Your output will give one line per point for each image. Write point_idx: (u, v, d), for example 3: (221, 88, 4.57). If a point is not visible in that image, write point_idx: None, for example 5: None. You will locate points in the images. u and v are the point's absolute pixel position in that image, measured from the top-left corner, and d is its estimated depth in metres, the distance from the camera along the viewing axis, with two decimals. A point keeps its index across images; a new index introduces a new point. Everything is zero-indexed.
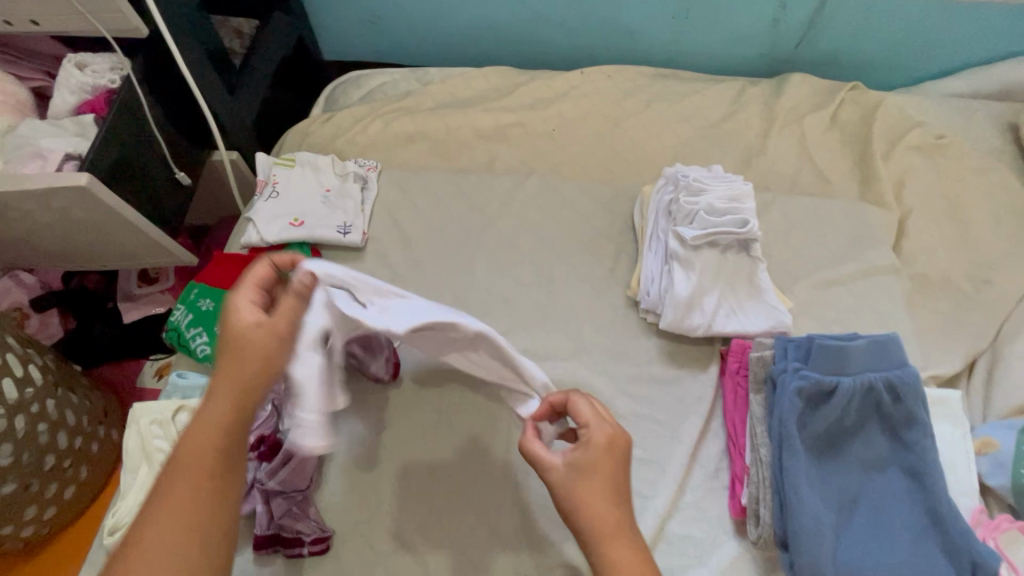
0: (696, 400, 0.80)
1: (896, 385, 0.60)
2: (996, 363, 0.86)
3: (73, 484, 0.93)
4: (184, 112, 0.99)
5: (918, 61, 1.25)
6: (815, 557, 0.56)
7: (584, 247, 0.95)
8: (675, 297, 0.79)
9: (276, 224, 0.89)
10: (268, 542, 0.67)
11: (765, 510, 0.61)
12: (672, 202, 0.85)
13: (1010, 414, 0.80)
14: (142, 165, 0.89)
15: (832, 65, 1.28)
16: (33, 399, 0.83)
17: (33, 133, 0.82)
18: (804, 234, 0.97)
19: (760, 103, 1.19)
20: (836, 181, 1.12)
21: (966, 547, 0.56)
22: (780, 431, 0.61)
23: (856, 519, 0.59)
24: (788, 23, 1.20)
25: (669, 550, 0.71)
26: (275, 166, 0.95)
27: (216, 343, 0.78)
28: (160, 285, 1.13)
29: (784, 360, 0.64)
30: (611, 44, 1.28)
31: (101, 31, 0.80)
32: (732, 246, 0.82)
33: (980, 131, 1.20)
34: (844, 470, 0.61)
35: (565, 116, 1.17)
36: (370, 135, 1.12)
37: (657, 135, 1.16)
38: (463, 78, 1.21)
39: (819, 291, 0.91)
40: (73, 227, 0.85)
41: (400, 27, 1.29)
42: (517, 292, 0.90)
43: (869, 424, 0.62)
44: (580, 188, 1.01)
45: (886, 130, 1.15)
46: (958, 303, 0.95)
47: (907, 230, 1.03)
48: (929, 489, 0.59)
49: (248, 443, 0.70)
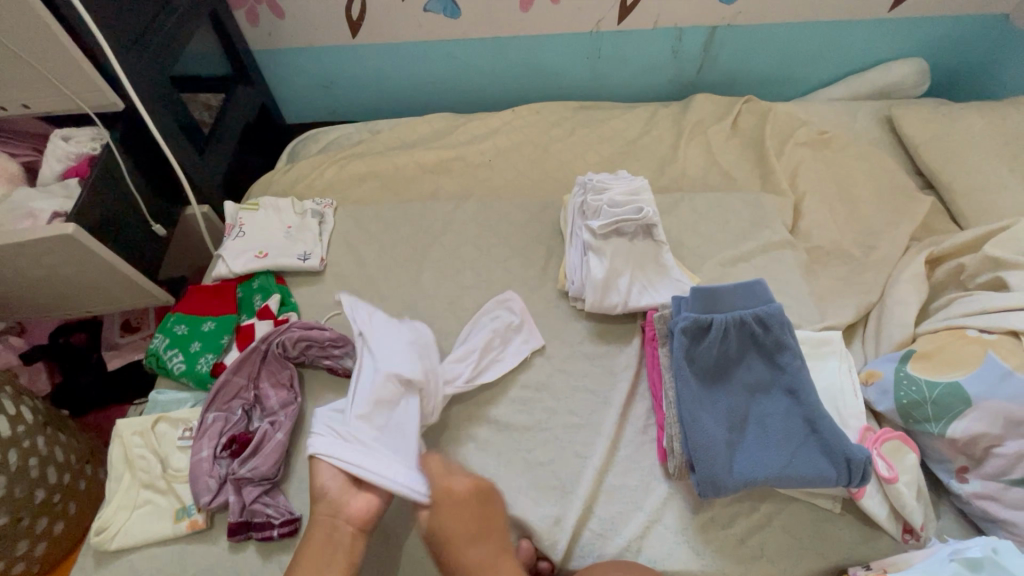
0: (623, 368, 0.90)
1: (764, 318, 0.74)
2: (882, 311, 0.98)
3: (62, 521, 0.98)
4: (157, 172, 1.12)
5: (802, 74, 1.44)
6: (713, 469, 0.67)
7: (518, 253, 1.07)
8: (594, 280, 0.90)
9: (242, 257, 1.00)
10: (241, 529, 0.74)
11: (675, 441, 0.72)
12: (584, 202, 0.99)
13: (894, 350, 0.92)
14: (122, 219, 1.00)
15: (730, 84, 1.46)
16: (25, 436, 0.90)
17: (25, 199, 0.94)
18: (710, 223, 1.11)
19: (670, 120, 1.36)
20: (739, 178, 1.27)
21: (840, 446, 0.67)
22: (676, 369, 0.74)
23: (748, 436, 0.71)
24: (685, 54, 1.38)
25: (608, 500, 0.79)
26: (241, 211, 1.07)
27: (190, 360, 0.88)
28: (142, 332, 1.23)
29: (676, 311, 0.77)
30: (538, 84, 1.46)
31: (82, 107, 0.95)
32: (637, 233, 0.96)
33: (860, 125, 1.38)
34: (733, 396, 0.73)
35: (499, 147, 1.33)
36: (327, 179, 1.26)
37: (581, 156, 1.32)
38: (407, 124, 1.37)
39: (725, 267, 1.04)
40: (60, 277, 0.96)
41: (350, 88, 1.47)
42: (461, 295, 1.01)
43: (749, 355, 0.75)
44: (511, 204, 1.14)
45: (779, 131, 1.31)
46: (851, 267, 1.09)
47: (801, 212, 1.18)
48: (804, 403, 0.71)
49: (221, 443, 0.80)
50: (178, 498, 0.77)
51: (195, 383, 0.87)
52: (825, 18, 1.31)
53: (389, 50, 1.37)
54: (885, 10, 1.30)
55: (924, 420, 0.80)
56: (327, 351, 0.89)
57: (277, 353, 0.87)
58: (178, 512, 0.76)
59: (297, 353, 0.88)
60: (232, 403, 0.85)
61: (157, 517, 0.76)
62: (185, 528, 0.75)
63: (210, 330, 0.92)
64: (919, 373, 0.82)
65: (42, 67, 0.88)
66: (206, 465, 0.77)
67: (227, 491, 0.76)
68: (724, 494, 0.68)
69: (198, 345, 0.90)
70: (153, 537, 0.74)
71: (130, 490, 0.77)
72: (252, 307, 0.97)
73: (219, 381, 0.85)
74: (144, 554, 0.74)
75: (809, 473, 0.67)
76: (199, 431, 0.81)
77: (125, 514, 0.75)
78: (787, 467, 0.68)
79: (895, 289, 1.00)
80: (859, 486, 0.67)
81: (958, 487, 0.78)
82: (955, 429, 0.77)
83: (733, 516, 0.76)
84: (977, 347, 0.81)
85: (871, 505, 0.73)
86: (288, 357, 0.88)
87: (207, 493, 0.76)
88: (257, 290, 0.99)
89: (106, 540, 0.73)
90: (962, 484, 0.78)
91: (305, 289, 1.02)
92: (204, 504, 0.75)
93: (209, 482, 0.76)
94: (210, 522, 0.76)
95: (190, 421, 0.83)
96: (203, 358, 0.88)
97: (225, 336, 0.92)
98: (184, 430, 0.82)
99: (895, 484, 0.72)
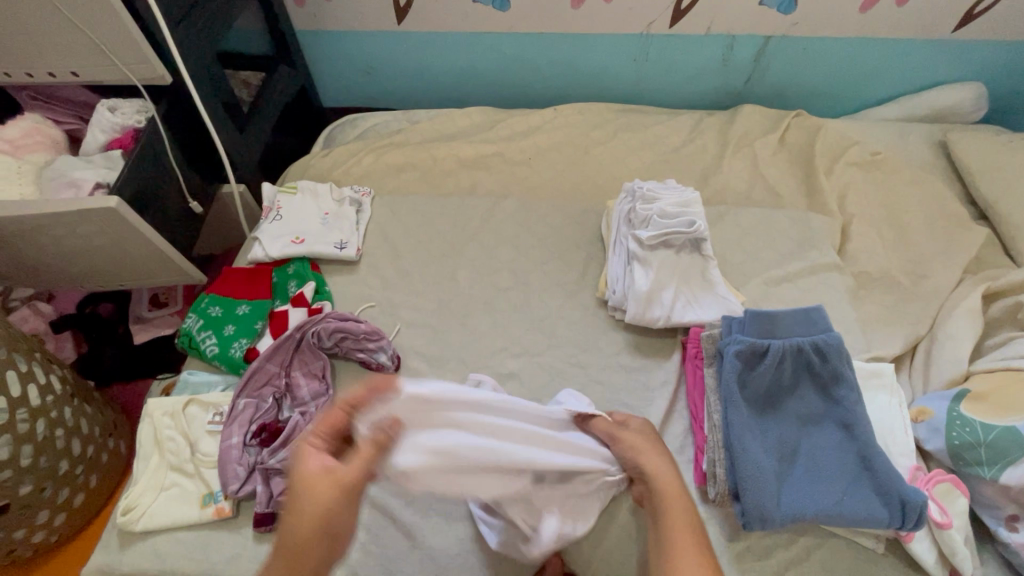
0: (662, 384, 0.87)
1: (822, 347, 0.72)
2: (932, 346, 0.95)
3: (82, 492, 0.98)
4: (198, 150, 1.10)
5: (855, 92, 1.39)
6: (759, 500, 0.66)
7: (557, 257, 1.04)
8: (637, 292, 0.88)
9: (278, 242, 0.99)
10: (266, 520, 0.73)
11: (719, 466, 0.71)
12: (630, 211, 0.96)
13: (944, 387, 0.89)
14: (161, 194, 0.99)
15: (780, 97, 1.42)
16: (53, 406, 0.90)
17: (68, 167, 0.93)
18: (754, 239, 1.08)
19: (716, 129, 1.32)
20: (786, 195, 1.23)
21: (894, 486, 0.65)
22: (725, 395, 0.73)
23: (797, 468, 0.69)
24: (736, 63, 1.34)
25: (640, 519, 0.76)
26: (279, 195, 1.06)
27: (223, 344, 0.87)
28: (169, 308, 1.22)
29: (727, 334, 0.76)
30: (581, 84, 1.42)
31: (131, 77, 0.93)
32: (684, 246, 0.93)
33: (913, 148, 1.33)
34: (783, 426, 0.72)
35: (539, 146, 1.30)
36: (364, 167, 1.24)
37: (623, 161, 1.29)
38: (447, 117, 1.35)
39: (769, 287, 1.01)
40: (96, 249, 0.95)
41: (390, 76, 1.44)
42: (496, 296, 0.99)
43: (802, 384, 0.73)
44: (550, 206, 1.11)
45: (831, 149, 1.26)
46: (898, 295, 1.05)
47: (849, 235, 1.14)
48: (857, 438, 0.69)
49: (252, 430, 0.79)
50: (205, 483, 0.76)
51: (227, 368, 0.86)
52: (886, 35, 1.26)
53: (433, 39, 1.35)
54: (949, 31, 1.25)
55: (975, 464, 0.76)
56: (362, 344, 0.88)
57: (311, 343, 0.86)
58: (205, 497, 0.75)
59: (332, 345, 0.87)
60: (263, 391, 0.84)
61: (184, 501, 0.75)
62: (210, 515, 0.74)
63: (244, 314, 0.92)
64: (973, 415, 0.79)
65: (93, 35, 0.87)
66: (235, 453, 0.77)
67: (254, 480, 0.75)
68: (769, 526, 0.66)
69: (231, 328, 0.89)
70: (178, 521, 0.73)
71: (158, 471, 0.77)
72: (286, 294, 0.96)
73: (253, 367, 0.84)
74: (169, 537, 0.73)
75: (859, 511, 0.65)
76: (229, 417, 0.80)
77: (151, 496, 0.75)
78: (835, 504, 0.66)
79: (946, 323, 0.96)
80: (912, 530, 0.65)
81: (1006, 535, 0.74)
82: (1009, 475, 0.73)
83: (769, 547, 0.73)
84: None
85: (918, 549, 0.70)
86: (322, 348, 0.87)
87: (236, 480, 0.75)
88: (291, 277, 0.97)
89: (132, 521, 0.73)
90: (1010, 532, 0.74)
91: (339, 278, 1.01)
92: (232, 492, 0.74)
93: (237, 470, 0.75)
94: (236, 510, 0.75)
95: (220, 405, 0.82)
96: (237, 343, 0.88)
97: (259, 321, 0.91)
98: (213, 414, 0.81)
99: (948, 530, 0.69)
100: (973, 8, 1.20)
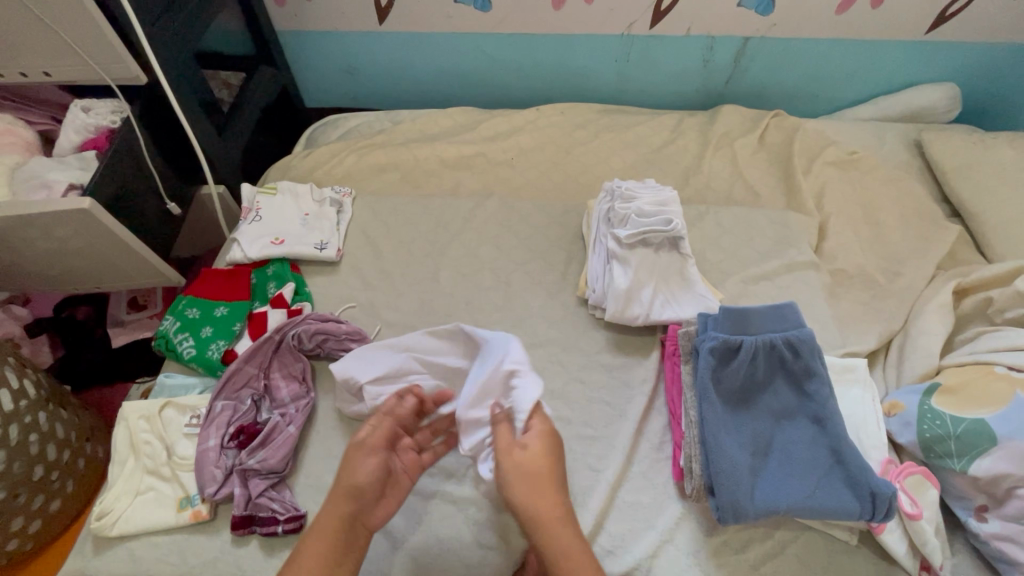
0: (641, 381, 0.88)
1: (794, 343, 0.76)
2: (905, 341, 0.97)
3: (58, 498, 0.96)
4: (176, 151, 1.09)
5: (832, 93, 1.42)
6: (733, 493, 0.69)
7: (538, 256, 1.05)
8: (616, 290, 0.88)
9: (257, 243, 0.98)
10: (244, 522, 0.73)
11: (695, 461, 0.74)
12: (610, 210, 0.97)
13: (917, 381, 0.91)
14: (137, 196, 0.98)
15: (759, 97, 1.44)
16: (27, 411, 0.88)
17: (41, 168, 0.92)
18: (734, 238, 1.09)
19: (696, 129, 1.33)
20: (764, 194, 1.24)
21: (865, 480, 0.69)
22: (700, 391, 0.76)
23: (771, 462, 0.73)
24: (716, 64, 1.36)
25: (619, 516, 0.77)
26: (259, 195, 1.05)
27: (201, 345, 0.87)
28: (148, 310, 1.20)
29: (703, 332, 0.79)
30: (563, 84, 1.43)
31: (106, 79, 0.93)
32: (663, 245, 0.94)
33: (889, 147, 1.35)
34: (757, 420, 0.75)
35: (522, 146, 1.30)
36: (346, 168, 1.24)
37: (605, 161, 1.29)
38: (429, 117, 1.35)
39: (748, 285, 1.03)
40: (71, 252, 0.94)
41: (373, 76, 1.44)
42: (478, 295, 0.99)
43: (776, 380, 0.77)
44: (532, 206, 1.11)
45: (809, 148, 1.28)
46: (874, 292, 1.07)
47: (826, 233, 1.16)
48: (829, 432, 0.73)
49: (229, 433, 0.79)
50: (182, 486, 0.75)
51: (205, 370, 0.86)
52: (861, 36, 1.29)
53: (415, 39, 1.35)
54: (922, 33, 1.27)
55: (945, 456, 0.78)
56: (342, 345, 0.88)
57: (291, 345, 0.86)
58: (181, 501, 0.74)
59: (312, 346, 0.87)
60: (241, 393, 0.83)
61: (160, 504, 0.74)
62: (187, 518, 0.73)
63: (222, 315, 0.91)
64: (943, 408, 0.80)
65: (64, 32, 0.85)
66: (212, 455, 0.76)
67: (233, 483, 0.75)
68: (743, 519, 0.69)
69: (209, 330, 0.89)
70: (155, 525, 0.73)
71: (133, 475, 0.76)
72: (265, 295, 0.95)
73: (230, 368, 0.83)
74: (145, 541, 0.73)
75: (831, 504, 0.69)
76: (207, 419, 0.80)
77: (127, 500, 0.74)
78: (807, 496, 0.70)
79: (920, 319, 0.98)
80: (882, 521, 0.69)
81: (976, 525, 0.75)
82: (978, 467, 0.75)
83: (746, 541, 0.74)
84: (1005, 385, 0.79)
85: (891, 540, 0.72)
86: (302, 349, 0.87)
87: (213, 483, 0.74)
88: (271, 278, 0.97)
89: (106, 526, 0.72)
90: (980, 523, 0.75)
91: (319, 279, 1.00)
92: (209, 494, 0.73)
93: (214, 472, 0.75)
94: (213, 514, 0.75)
95: (198, 408, 0.81)
96: (215, 345, 0.87)
97: (237, 323, 0.90)
98: (191, 417, 0.81)
99: (918, 521, 0.71)
100: (945, 9, 1.23)
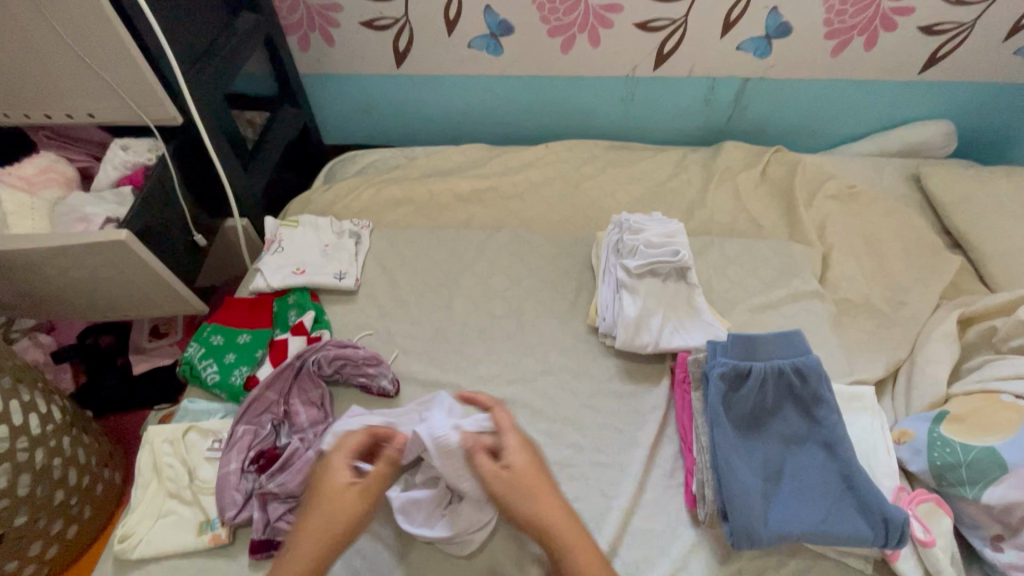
0: (652, 408, 0.89)
1: (802, 369, 0.78)
2: (912, 369, 0.99)
3: (75, 524, 0.98)
4: (204, 186, 1.15)
5: (830, 130, 1.47)
6: (746, 518, 0.71)
7: (548, 286, 1.08)
8: (626, 318, 0.91)
9: (279, 273, 1.02)
10: (263, 546, 0.74)
11: (708, 487, 0.75)
12: (619, 241, 1.01)
13: (925, 410, 0.92)
14: (167, 228, 1.03)
15: (760, 134, 1.49)
16: (52, 435, 0.91)
17: (80, 203, 0.98)
18: (739, 268, 1.12)
19: (700, 164, 1.38)
20: (768, 226, 1.27)
21: (879, 506, 0.70)
22: (711, 416, 0.78)
23: (783, 487, 0.74)
24: (717, 103, 1.42)
25: (632, 543, 0.77)
26: (281, 227, 1.09)
27: (224, 371, 0.90)
28: (169, 338, 1.24)
29: (712, 358, 0.82)
30: (571, 120, 1.49)
31: (145, 120, 0.99)
32: (671, 274, 0.97)
33: (889, 181, 1.39)
34: (768, 446, 0.77)
35: (532, 180, 1.35)
36: (364, 201, 1.30)
37: (612, 194, 1.34)
38: (443, 154, 1.41)
39: (753, 314, 1.05)
40: (103, 282, 0.98)
41: (390, 115, 1.52)
42: (490, 324, 1.02)
43: (786, 406, 0.79)
44: (543, 237, 1.15)
45: (810, 182, 1.32)
46: (879, 321, 1.09)
47: (830, 263, 1.18)
48: (840, 458, 0.74)
49: (250, 457, 0.81)
50: (203, 510, 0.77)
51: (228, 395, 0.89)
52: (855, 77, 1.35)
53: (430, 82, 1.42)
54: (915, 72, 1.33)
55: (957, 484, 0.78)
56: (362, 369, 0.90)
57: (312, 370, 0.89)
58: (202, 525, 0.76)
59: (332, 372, 0.90)
60: (262, 418, 0.86)
61: (181, 528, 0.76)
62: (206, 542, 0.75)
63: (245, 342, 0.95)
64: (953, 436, 0.81)
65: (110, 78, 0.92)
66: (233, 479, 0.78)
67: (252, 506, 0.76)
68: (756, 543, 0.70)
69: (232, 356, 0.92)
70: (175, 549, 0.74)
71: (156, 498, 0.78)
72: (286, 322, 0.98)
73: (253, 395, 0.86)
74: (165, 564, 0.74)
75: (844, 530, 0.70)
76: (228, 444, 0.82)
77: (148, 523, 0.76)
78: (820, 522, 0.71)
79: (926, 348, 1.00)
80: (897, 547, 0.69)
81: (993, 555, 0.75)
82: (990, 495, 0.75)
83: (760, 570, 0.74)
84: (1012, 413, 0.81)
85: (906, 568, 0.72)
86: (322, 375, 0.90)
87: (233, 507, 0.76)
88: (292, 306, 1.00)
89: (129, 548, 0.74)
90: (996, 552, 0.75)
91: (338, 307, 1.04)
92: (229, 518, 0.75)
93: (234, 496, 0.77)
94: (232, 537, 0.76)
95: (220, 432, 0.84)
96: (238, 370, 0.91)
97: (259, 349, 0.94)
98: (212, 441, 0.83)
99: (931, 548, 0.72)
100: (936, 52, 1.29)
